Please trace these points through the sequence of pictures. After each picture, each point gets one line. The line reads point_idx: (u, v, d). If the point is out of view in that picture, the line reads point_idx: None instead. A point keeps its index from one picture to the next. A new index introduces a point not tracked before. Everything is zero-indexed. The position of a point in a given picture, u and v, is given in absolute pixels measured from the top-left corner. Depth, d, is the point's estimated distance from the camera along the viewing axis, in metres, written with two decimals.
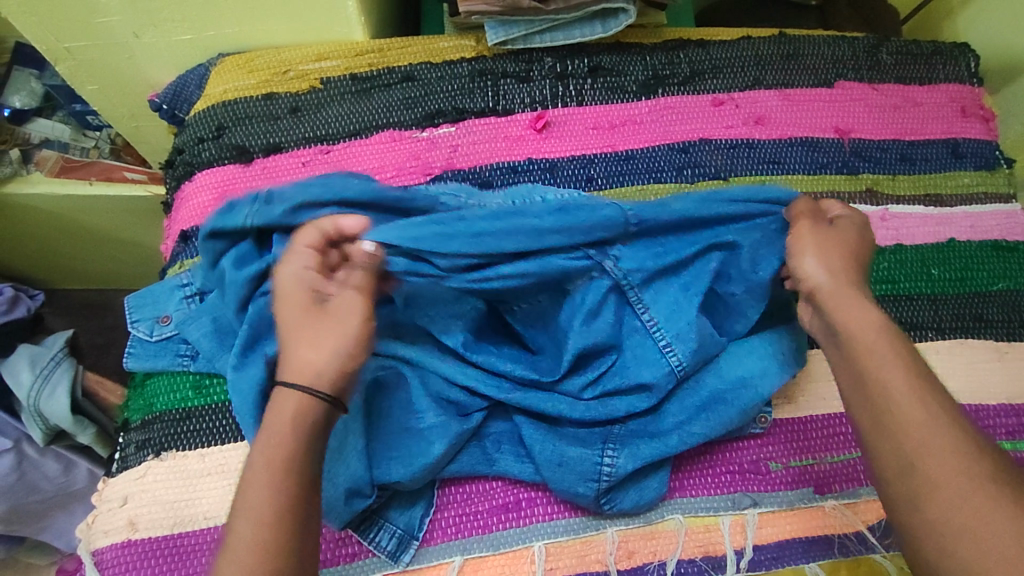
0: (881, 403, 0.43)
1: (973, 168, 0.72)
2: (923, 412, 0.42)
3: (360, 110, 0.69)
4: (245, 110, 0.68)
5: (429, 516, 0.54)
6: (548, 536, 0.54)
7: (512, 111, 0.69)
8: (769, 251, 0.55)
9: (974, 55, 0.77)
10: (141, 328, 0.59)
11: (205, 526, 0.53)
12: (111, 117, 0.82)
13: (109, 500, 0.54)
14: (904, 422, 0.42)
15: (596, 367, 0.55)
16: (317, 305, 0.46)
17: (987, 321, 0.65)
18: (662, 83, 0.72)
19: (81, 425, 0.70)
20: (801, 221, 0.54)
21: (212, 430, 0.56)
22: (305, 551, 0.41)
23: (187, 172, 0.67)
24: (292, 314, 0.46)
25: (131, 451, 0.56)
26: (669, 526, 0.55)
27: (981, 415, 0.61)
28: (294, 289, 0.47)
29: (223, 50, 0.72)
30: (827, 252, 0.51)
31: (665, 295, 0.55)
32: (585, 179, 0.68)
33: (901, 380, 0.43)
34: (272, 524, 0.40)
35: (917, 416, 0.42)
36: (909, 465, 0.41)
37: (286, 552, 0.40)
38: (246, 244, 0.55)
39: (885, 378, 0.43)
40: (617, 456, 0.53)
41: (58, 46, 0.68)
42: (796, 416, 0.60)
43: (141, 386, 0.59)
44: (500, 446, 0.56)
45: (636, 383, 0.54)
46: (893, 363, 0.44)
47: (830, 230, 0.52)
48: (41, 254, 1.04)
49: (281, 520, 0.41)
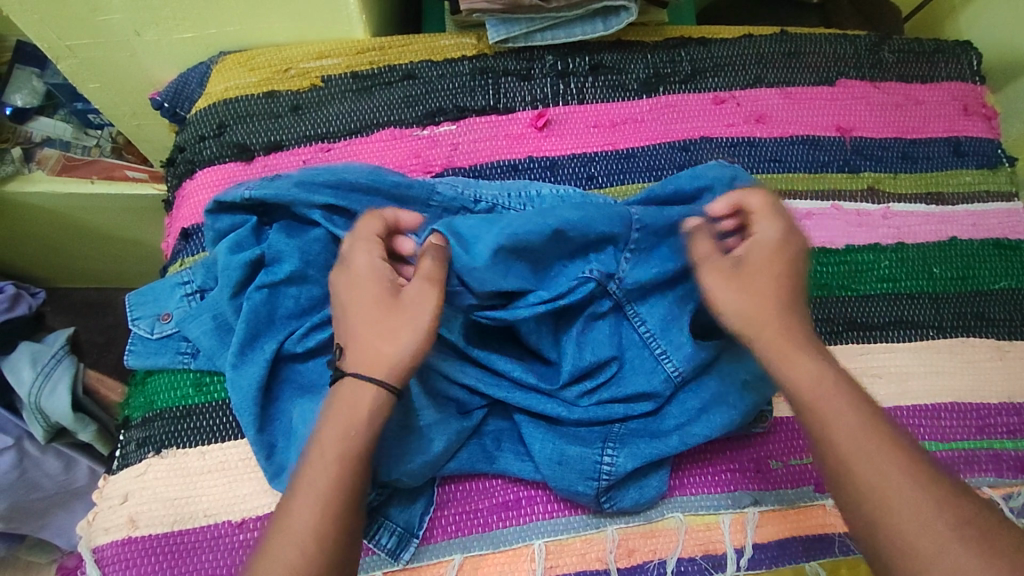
0: (837, 460, 0.43)
1: (975, 166, 0.72)
2: (880, 466, 0.42)
3: (361, 108, 0.69)
4: (246, 108, 0.68)
5: (430, 514, 0.54)
6: (548, 534, 0.54)
7: (513, 109, 0.69)
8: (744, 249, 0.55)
9: (976, 53, 0.77)
10: (142, 325, 0.59)
11: (206, 523, 0.53)
12: (112, 115, 0.82)
13: (109, 497, 0.54)
14: (863, 478, 0.42)
15: (595, 377, 0.55)
16: (389, 297, 0.49)
17: (989, 319, 0.65)
18: (663, 81, 0.72)
19: (82, 422, 0.70)
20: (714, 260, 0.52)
21: (213, 427, 0.56)
22: (341, 554, 0.42)
23: (188, 170, 0.67)
24: (367, 302, 0.49)
25: (133, 449, 0.56)
26: (669, 524, 0.55)
27: (982, 414, 0.61)
28: (369, 279, 0.50)
29: (225, 48, 0.72)
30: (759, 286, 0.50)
31: (657, 307, 0.55)
32: (585, 177, 0.68)
33: (856, 430, 0.43)
34: (317, 527, 0.42)
35: (880, 468, 0.42)
36: (872, 525, 0.41)
37: (336, 550, 0.42)
38: (245, 230, 0.56)
39: (840, 431, 0.44)
40: (617, 455, 0.53)
41: (60, 44, 0.68)
42: None
43: (142, 384, 0.59)
44: (499, 443, 0.56)
45: (635, 391, 0.55)
46: (848, 412, 0.44)
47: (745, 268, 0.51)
48: (42, 253, 1.04)
49: (319, 528, 0.42)
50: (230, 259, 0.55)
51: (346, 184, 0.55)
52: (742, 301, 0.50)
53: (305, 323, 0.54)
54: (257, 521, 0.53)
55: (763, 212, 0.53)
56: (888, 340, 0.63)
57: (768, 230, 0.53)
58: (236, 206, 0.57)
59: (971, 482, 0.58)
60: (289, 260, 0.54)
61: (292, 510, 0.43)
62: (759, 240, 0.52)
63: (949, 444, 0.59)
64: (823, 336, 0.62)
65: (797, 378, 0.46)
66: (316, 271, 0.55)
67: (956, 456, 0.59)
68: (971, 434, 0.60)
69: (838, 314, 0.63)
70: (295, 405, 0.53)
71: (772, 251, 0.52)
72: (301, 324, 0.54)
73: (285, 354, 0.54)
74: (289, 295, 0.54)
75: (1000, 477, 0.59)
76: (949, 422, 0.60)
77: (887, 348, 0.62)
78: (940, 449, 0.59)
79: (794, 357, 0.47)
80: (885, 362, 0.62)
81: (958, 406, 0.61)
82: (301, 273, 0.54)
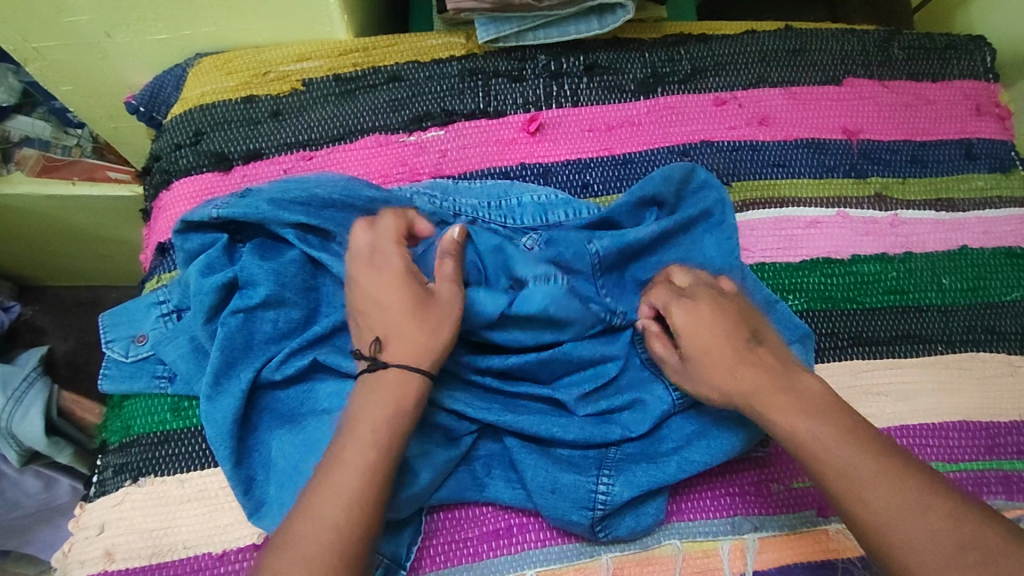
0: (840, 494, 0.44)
1: (987, 170, 0.69)
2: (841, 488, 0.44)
3: (344, 112, 0.65)
4: (223, 114, 0.65)
5: (418, 544, 0.52)
6: (541, 563, 0.52)
7: (504, 112, 0.66)
8: (725, 243, 0.59)
9: (990, 48, 0.74)
10: (116, 348, 0.56)
11: (184, 555, 0.51)
12: (88, 117, 0.78)
13: (86, 527, 0.52)
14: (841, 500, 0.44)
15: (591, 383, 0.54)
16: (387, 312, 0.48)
17: (1000, 332, 0.63)
18: (661, 81, 0.69)
19: (57, 446, 0.68)
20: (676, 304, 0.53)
21: (192, 454, 0.53)
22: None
23: (164, 181, 0.64)
24: (400, 293, 0.49)
25: (110, 475, 0.54)
26: (666, 551, 0.53)
27: (991, 433, 0.59)
28: (384, 315, 0.48)
29: (201, 49, 0.69)
30: (716, 351, 0.51)
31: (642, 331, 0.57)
32: (580, 185, 0.65)
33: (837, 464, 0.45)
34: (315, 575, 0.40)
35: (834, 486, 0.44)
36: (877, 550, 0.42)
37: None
38: (216, 249, 0.54)
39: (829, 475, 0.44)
40: (613, 483, 0.51)
41: (26, 46, 0.65)
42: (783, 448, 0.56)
43: (118, 407, 0.56)
44: (490, 470, 0.53)
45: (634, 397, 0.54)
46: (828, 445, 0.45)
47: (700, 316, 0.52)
48: (26, 254, 1.01)
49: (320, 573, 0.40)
50: (202, 282, 0.53)
51: (317, 201, 0.54)
52: (689, 379, 0.51)
53: (283, 348, 0.52)
54: (238, 553, 0.51)
55: (671, 297, 0.54)
56: (895, 356, 0.60)
57: (678, 314, 0.53)
58: (207, 224, 0.55)
59: None
60: (263, 283, 0.52)
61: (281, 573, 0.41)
62: (680, 327, 0.52)
63: (957, 464, 0.57)
64: (828, 351, 0.60)
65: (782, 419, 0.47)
66: (293, 293, 0.53)
67: (963, 477, 0.56)
68: (980, 454, 0.58)
69: (844, 329, 0.61)
70: (275, 437, 0.51)
71: (695, 335, 0.52)
72: (280, 349, 0.52)
73: (263, 382, 0.52)
74: (266, 319, 0.52)
75: (1011, 500, 0.56)
76: (957, 441, 0.58)
77: (894, 364, 0.60)
78: (949, 470, 0.56)
79: (777, 403, 0.48)
80: (892, 379, 0.59)
81: (967, 425, 0.59)
82: (276, 296, 0.52)
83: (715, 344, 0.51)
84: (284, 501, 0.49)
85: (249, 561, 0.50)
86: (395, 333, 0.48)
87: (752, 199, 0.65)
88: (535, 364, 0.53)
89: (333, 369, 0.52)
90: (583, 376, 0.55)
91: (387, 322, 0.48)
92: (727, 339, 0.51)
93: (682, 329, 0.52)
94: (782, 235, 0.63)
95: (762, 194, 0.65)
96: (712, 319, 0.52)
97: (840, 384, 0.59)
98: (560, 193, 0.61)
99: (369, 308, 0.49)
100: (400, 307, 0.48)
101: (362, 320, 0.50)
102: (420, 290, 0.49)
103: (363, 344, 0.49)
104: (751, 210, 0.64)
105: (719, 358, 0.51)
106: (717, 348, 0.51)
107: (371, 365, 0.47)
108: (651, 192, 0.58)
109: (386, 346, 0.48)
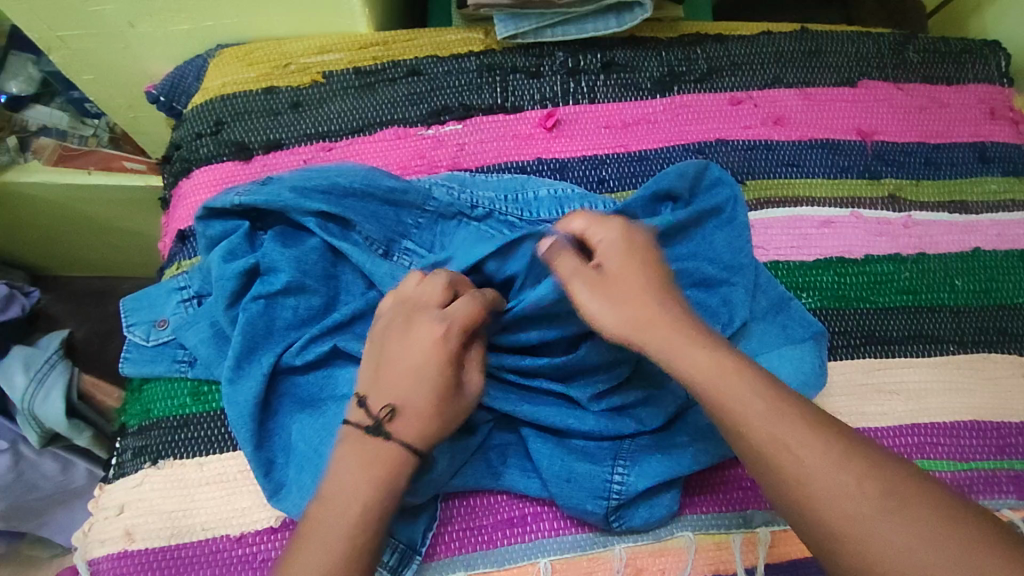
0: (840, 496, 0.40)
1: (1002, 173, 0.70)
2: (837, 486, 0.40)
3: (364, 105, 0.66)
4: (244, 104, 0.66)
5: (433, 531, 0.52)
6: (555, 552, 0.52)
7: (522, 108, 0.67)
8: (746, 238, 0.59)
9: (1005, 53, 0.74)
10: (137, 332, 0.57)
11: (203, 537, 0.51)
12: (108, 107, 0.79)
13: (105, 508, 0.53)
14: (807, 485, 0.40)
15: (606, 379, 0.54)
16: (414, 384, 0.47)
17: (1012, 334, 0.63)
18: (678, 80, 0.69)
19: (77, 429, 0.70)
20: (614, 224, 0.51)
21: (211, 438, 0.54)
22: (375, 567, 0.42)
23: (185, 169, 0.65)
24: (436, 377, 0.47)
25: (129, 458, 0.54)
26: (679, 543, 0.53)
27: (1002, 433, 0.59)
28: (402, 380, 0.47)
29: (222, 40, 0.70)
30: (645, 285, 0.48)
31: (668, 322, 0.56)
32: (596, 180, 0.65)
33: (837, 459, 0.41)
34: None
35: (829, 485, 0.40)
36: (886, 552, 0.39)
37: None
38: (238, 236, 0.55)
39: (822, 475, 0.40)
40: (628, 473, 0.52)
41: (51, 35, 0.66)
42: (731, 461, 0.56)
43: (137, 391, 0.57)
44: (506, 459, 0.54)
45: (647, 393, 0.54)
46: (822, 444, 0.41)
47: (632, 245, 0.50)
48: (41, 243, 1.02)
49: None
50: (224, 268, 0.54)
51: (339, 190, 0.54)
52: (614, 303, 0.47)
53: (303, 334, 0.53)
54: (256, 536, 0.51)
55: (601, 221, 0.51)
56: (908, 355, 0.61)
57: (614, 234, 0.50)
58: (229, 210, 0.56)
59: (990, 505, 0.56)
60: (285, 270, 0.53)
61: (305, 549, 0.42)
62: (608, 248, 0.50)
63: (969, 463, 0.57)
64: (840, 349, 0.60)
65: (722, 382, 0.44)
66: (314, 280, 0.54)
67: (973, 475, 0.57)
68: (991, 453, 0.58)
69: (856, 328, 0.61)
70: (295, 421, 0.52)
71: (621, 251, 0.50)
72: (300, 335, 0.53)
73: (284, 366, 0.52)
74: (287, 306, 0.53)
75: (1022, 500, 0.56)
76: (968, 441, 0.58)
77: (907, 363, 0.60)
78: (959, 469, 0.57)
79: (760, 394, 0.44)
80: (905, 377, 0.60)
81: (979, 425, 0.59)
82: (297, 283, 0.53)
83: (642, 275, 0.49)
84: (304, 484, 0.49)
85: (266, 544, 0.51)
86: (413, 405, 0.46)
87: (765, 197, 0.65)
88: (549, 363, 0.53)
89: (352, 356, 0.53)
90: (597, 372, 0.54)
91: (408, 389, 0.47)
92: (659, 274, 0.50)
93: (603, 252, 0.50)
94: (796, 234, 0.64)
95: (776, 193, 0.66)
96: (643, 243, 0.51)
97: (852, 382, 0.59)
98: (575, 188, 0.62)
99: (398, 370, 0.47)
100: (431, 390, 0.47)
101: (382, 375, 0.48)
102: (454, 379, 0.48)
103: (373, 399, 0.47)
104: (765, 208, 0.65)
105: (645, 288, 0.48)
106: (642, 275, 0.49)
107: (373, 429, 0.46)
108: (665, 188, 0.59)
109: (396, 417, 0.46)
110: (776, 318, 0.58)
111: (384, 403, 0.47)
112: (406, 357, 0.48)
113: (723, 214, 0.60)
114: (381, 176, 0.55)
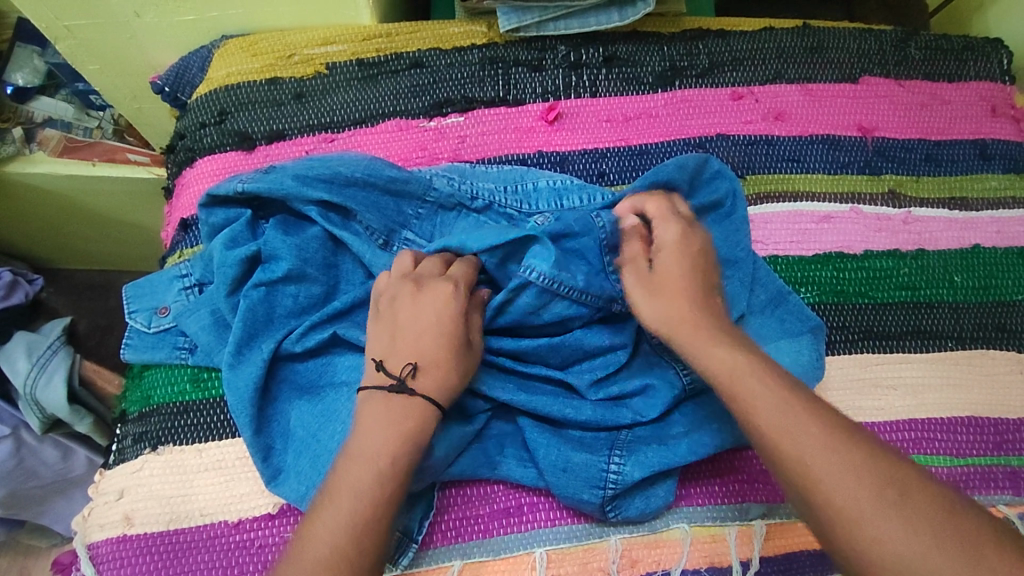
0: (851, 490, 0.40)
1: (1002, 170, 0.70)
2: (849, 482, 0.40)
3: (366, 97, 0.66)
4: (248, 95, 0.66)
5: (430, 519, 0.52)
6: (550, 542, 0.53)
7: (523, 100, 0.67)
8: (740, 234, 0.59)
9: (1007, 51, 0.74)
10: (138, 319, 0.57)
11: (201, 523, 0.51)
12: (113, 97, 0.80)
13: (105, 493, 0.53)
14: (808, 469, 0.41)
15: (603, 368, 0.55)
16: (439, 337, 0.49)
17: (1010, 330, 0.63)
18: (679, 74, 0.69)
19: (78, 415, 0.70)
20: (674, 227, 0.55)
21: (210, 424, 0.55)
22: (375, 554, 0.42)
23: (188, 158, 0.65)
24: (451, 331, 0.49)
25: (129, 443, 0.55)
26: (674, 535, 0.53)
27: (999, 429, 0.59)
28: (421, 336, 0.49)
29: (227, 32, 0.70)
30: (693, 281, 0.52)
31: None
32: (596, 173, 0.65)
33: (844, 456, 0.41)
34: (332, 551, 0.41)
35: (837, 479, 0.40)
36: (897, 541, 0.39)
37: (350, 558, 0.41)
38: (240, 224, 0.55)
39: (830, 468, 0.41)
40: (624, 463, 0.52)
41: (58, 25, 0.67)
42: (728, 456, 0.56)
43: (138, 378, 0.57)
44: (502, 449, 0.54)
45: (645, 384, 0.54)
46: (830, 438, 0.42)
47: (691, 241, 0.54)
48: (43, 235, 1.03)
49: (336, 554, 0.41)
50: (226, 255, 0.54)
51: (341, 179, 0.55)
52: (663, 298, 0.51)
53: (303, 322, 0.53)
54: (254, 522, 0.51)
55: (660, 218, 0.55)
56: (905, 350, 0.61)
57: (671, 233, 0.54)
58: (231, 199, 0.56)
59: (987, 501, 0.56)
60: (286, 258, 0.53)
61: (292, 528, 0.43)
62: (665, 245, 0.54)
63: (965, 459, 0.57)
64: (837, 344, 0.60)
65: (717, 360, 0.47)
66: (314, 269, 0.54)
67: (972, 472, 0.57)
68: (989, 449, 0.58)
69: (855, 323, 0.61)
70: (294, 407, 0.52)
71: (680, 252, 0.54)
72: (300, 323, 0.54)
73: (284, 353, 0.53)
74: (287, 294, 0.54)
75: (1018, 496, 0.56)
76: (966, 436, 0.58)
77: (904, 358, 0.60)
78: (956, 464, 0.57)
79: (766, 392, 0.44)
80: (901, 372, 0.60)
81: (976, 420, 0.59)
82: (298, 271, 0.53)
83: (693, 272, 0.53)
84: (302, 469, 0.50)
85: (264, 530, 0.51)
86: (433, 362, 0.48)
87: (766, 192, 0.66)
88: (547, 349, 0.54)
89: (352, 344, 0.53)
90: (594, 362, 0.55)
91: (429, 343, 0.49)
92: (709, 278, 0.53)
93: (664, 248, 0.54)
94: (796, 228, 0.64)
95: (776, 188, 0.66)
96: (701, 246, 0.55)
97: (849, 377, 0.59)
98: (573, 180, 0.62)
99: (411, 332, 0.49)
100: (447, 345, 0.49)
101: (398, 338, 0.49)
102: (465, 333, 0.50)
103: (391, 361, 0.48)
104: (764, 203, 0.65)
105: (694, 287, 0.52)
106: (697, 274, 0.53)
107: (396, 387, 0.47)
108: (665, 179, 0.58)
109: (418, 373, 0.48)
110: (776, 312, 0.58)
111: (405, 362, 0.48)
112: (418, 312, 0.50)
113: (722, 209, 0.60)
114: (378, 166, 0.55)
